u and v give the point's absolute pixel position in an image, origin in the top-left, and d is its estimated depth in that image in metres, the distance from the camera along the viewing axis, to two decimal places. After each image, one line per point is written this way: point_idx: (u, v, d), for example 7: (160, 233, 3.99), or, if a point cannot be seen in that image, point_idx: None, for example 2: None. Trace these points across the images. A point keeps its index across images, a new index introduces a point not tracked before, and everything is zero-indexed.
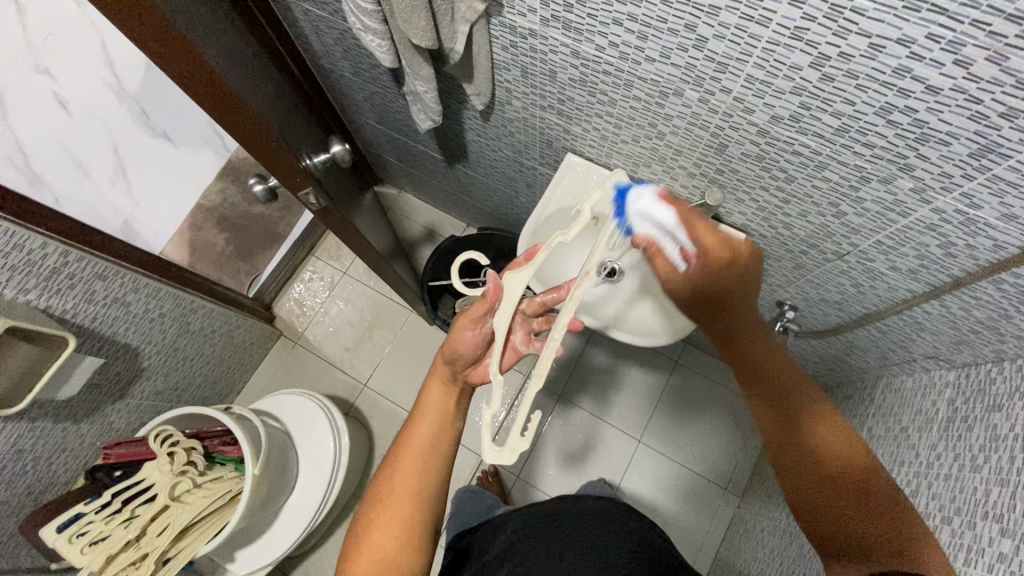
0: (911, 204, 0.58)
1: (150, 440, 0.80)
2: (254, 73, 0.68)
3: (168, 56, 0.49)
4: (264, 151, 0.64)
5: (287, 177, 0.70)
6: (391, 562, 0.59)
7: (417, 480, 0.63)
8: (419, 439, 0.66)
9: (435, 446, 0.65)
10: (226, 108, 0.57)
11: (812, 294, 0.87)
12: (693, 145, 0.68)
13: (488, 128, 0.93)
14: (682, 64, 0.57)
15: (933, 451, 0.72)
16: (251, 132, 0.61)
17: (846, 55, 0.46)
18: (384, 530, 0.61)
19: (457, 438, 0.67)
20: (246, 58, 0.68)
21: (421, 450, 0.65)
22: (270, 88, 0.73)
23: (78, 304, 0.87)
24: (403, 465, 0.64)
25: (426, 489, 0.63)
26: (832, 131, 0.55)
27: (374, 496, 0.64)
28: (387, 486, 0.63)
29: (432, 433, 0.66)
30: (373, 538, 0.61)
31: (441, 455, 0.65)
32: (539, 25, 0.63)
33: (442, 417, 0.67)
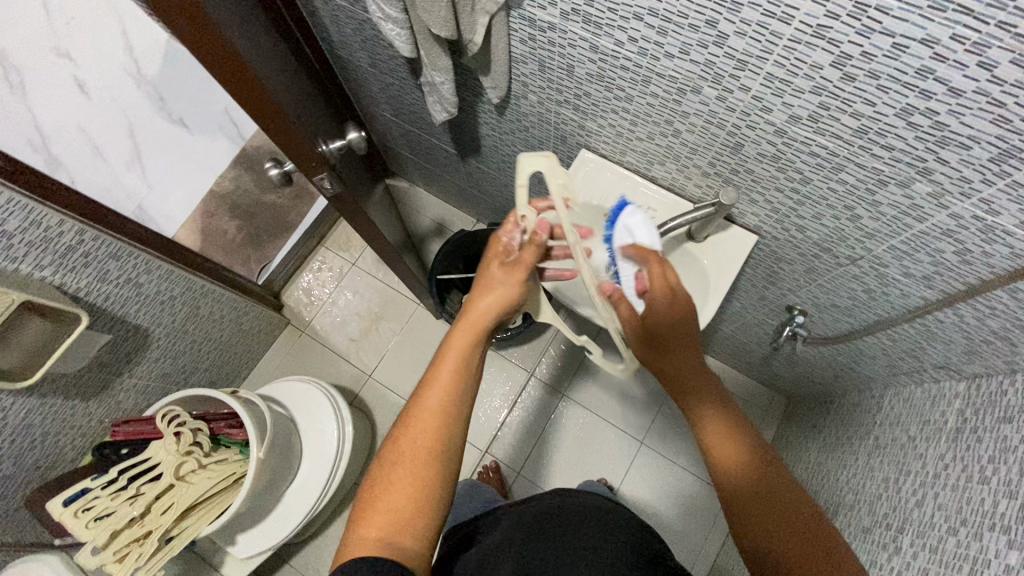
0: (929, 209, 0.57)
1: (157, 419, 0.81)
2: (273, 55, 0.68)
3: (192, 36, 0.49)
4: (283, 134, 0.65)
5: (303, 160, 0.70)
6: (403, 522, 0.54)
7: (437, 441, 0.58)
8: (438, 399, 0.60)
9: (455, 405, 0.61)
10: (248, 88, 0.58)
11: (823, 299, 0.86)
12: (709, 144, 0.68)
13: (503, 122, 0.93)
14: (702, 60, 0.57)
15: (941, 461, 0.72)
16: (271, 112, 0.62)
17: (868, 55, 0.46)
18: (400, 492, 0.55)
19: (474, 396, 0.63)
20: (267, 41, 0.68)
21: (440, 408, 0.60)
22: (288, 71, 0.74)
23: (92, 283, 0.88)
24: (422, 422, 0.59)
25: (446, 451, 0.59)
26: (851, 132, 0.54)
27: (386, 458, 0.58)
28: (405, 443, 0.58)
29: (451, 391, 0.61)
30: (387, 500, 0.55)
31: (460, 413, 0.61)
32: (559, 19, 0.63)
33: (463, 376, 0.62)
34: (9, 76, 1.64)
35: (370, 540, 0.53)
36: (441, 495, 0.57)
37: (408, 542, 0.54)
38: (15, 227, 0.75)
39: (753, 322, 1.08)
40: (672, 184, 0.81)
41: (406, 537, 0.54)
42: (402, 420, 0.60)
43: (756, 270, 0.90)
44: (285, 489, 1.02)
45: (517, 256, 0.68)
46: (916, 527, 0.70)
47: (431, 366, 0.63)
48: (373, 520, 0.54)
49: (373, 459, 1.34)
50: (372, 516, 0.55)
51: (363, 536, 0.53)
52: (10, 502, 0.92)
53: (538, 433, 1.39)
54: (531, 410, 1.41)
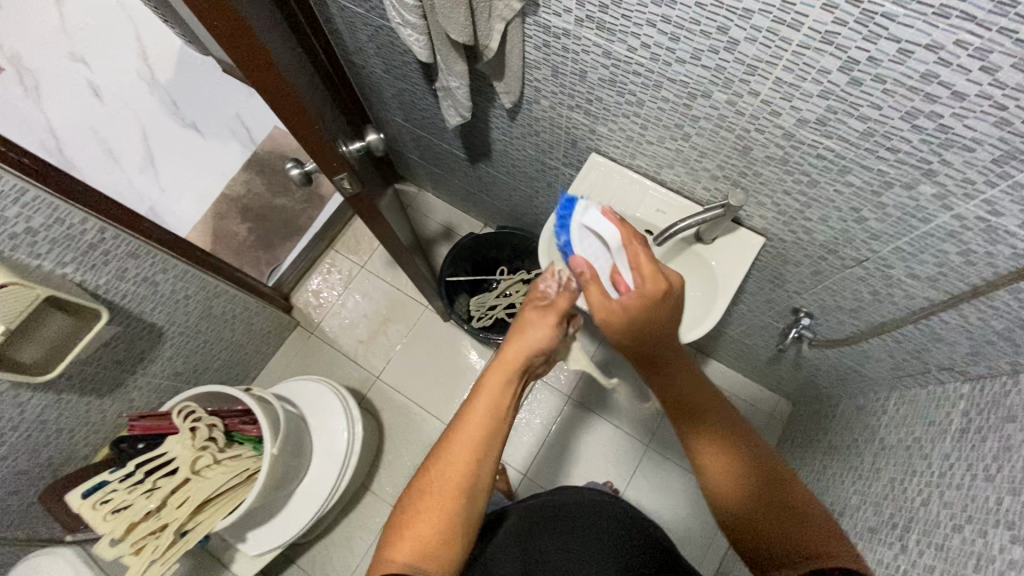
0: (933, 210, 0.59)
1: (173, 415, 0.82)
2: (293, 57, 0.70)
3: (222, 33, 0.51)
4: (305, 133, 0.67)
5: (324, 160, 0.72)
6: (431, 552, 0.56)
7: (468, 476, 0.59)
8: (471, 435, 0.61)
9: (488, 441, 0.61)
10: (273, 86, 0.60)
11: (829, 302, 0.88)
12: (718, 147, 0.70)
13: (515, 127, 0.95)
14: (712, 66, 0.59)
15: (946, 460, 0.73)
16: (295, 110, 0.64)
17: (875, 60, 0.48)
18: (428, 522, 0.57)
19: (508, 431, 0.63)
20: (288, 44, 0.70)
21: (471, 444, 0.60)
22: (308, 74, 0.76)
23: (110, 281, 0.90)
24: (454, 457, 0.60)
25: (475, 484, 0.59)
26: (857, 135, 0.56)
27: (418, 486, 0.60)
28: (435, 475, 0.59)
29: (484, 427, 0.61)
30: (416, 526, 0.57)
31: (492, 449, 0.61)
32: (573, 25, 0.65)
33: (496, 413, 0.62)
34: (25, 81, 1.68)
35: (398, 564, 0.55)
36: (468, 524, 0.59)
37: (434, 567, 0.55)
38: (40, 224, 0.77)
39: (758, 325, 1.10)
40: (681, 187, 0.83)
41: (432, 562, 0.56)
42: (436, 451, 0.61)
43: (763, 272, 0.91)
44: (296, 487, 1.03)
45: (553, 300, 0.66)
46: (923, 525, 0.71)
47: (466, 400, 0.63)
48: (402, 544, 0.57)
49: (380, 460, 1.34)
50: (402, 540, 0.57)
51: (393, 560, 0.56)
52: (23, 498, 0.93)
53: (542, 436, 1.41)
54: (538, 413, 1.43)
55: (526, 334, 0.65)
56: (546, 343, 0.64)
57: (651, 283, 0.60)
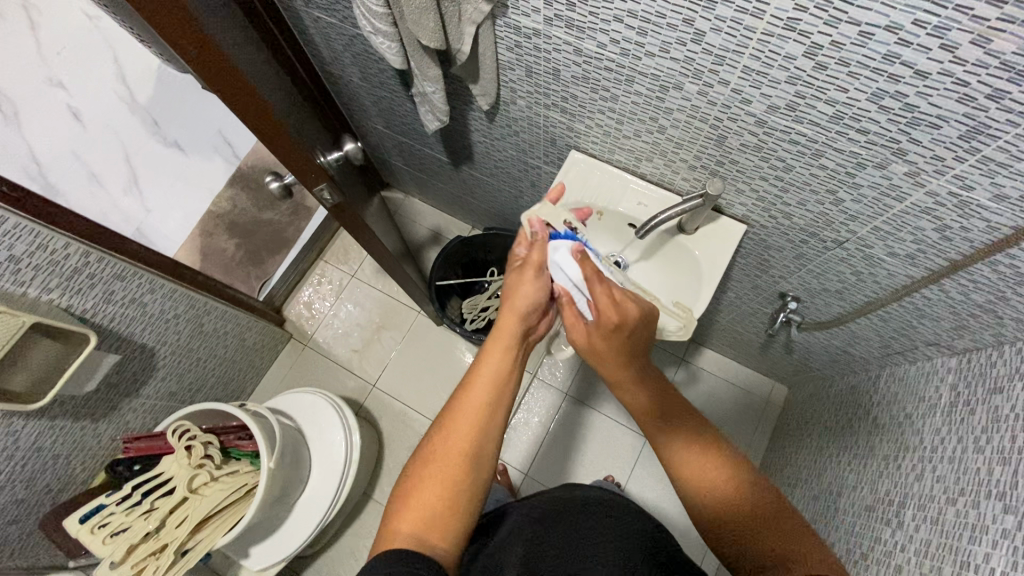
0: (906, 188, 0.59)
1: (168, 435, 0.81)
2: (263, 67, 0.70)
3: (174, 35, 0.50)
4: (277, 141, 0.66)
5: (303, 173, 0.72)
6: (436, 520, 0.56)
7: (472, 443, 0.61)
8: (474, 400, 0.63)
9: (491, 408, 0.63)
10: (239, 94, 0.59)
11: (813, 284, 0.88)
12: (693, 138, 0.70)
13: (494, 128, 0.96)
14: (681, 57, 0.59)
15: (937, 435, 0.75)
16: (263, 118, 0.63)
17: (837, 43, 0.48)
18: (433, 488, 0.58)
19: (509, 405, 0.65)
20: (257, 54, 0.70)
21: (475, 413, 0.62)
22: (280, 85, 0.75)
23: (97, 304, 0.89)
24: (458, 429, 0.61)
25: (478, 454, 0.61)
26: (827, 119, 0.56)
27: (422, 457, 0.61)
28: (442, 441, 0.61)
29: (488, 395, 0.64)
30: (420, 495, 0.58)
31: (496, 418, 0.63)
32: (543, 25, 0.66)
33: (500, 384, 0.64)
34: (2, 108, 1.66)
35: (402, 537, 0.55)
36: (471, 493, 0.59)
37: (439, 541, 0.55)
38: (22, 252, 0.76)
39: (748, 312, 1.11)
40: (661, 179, 0.83)
41: (437, 536, 0.56)
42: (441, 421, 0.63)
43: (748, 259, 0.92)
44: (296, 500, 1.03)
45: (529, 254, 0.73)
46: (917, 500, 0.73)
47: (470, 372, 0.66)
48: (406, 514, 0.57)
49: (380, 468, 1.35)
50: (406, 512, 0.57)
51: (397, 531, 0.55)
52: (24, 525, 0.93)
53: (541, 433, 1.41)
54: (536, 411, 1.43)
55: (522, 289, 0.71)
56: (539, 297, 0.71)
57: (605, 315, 0.66)
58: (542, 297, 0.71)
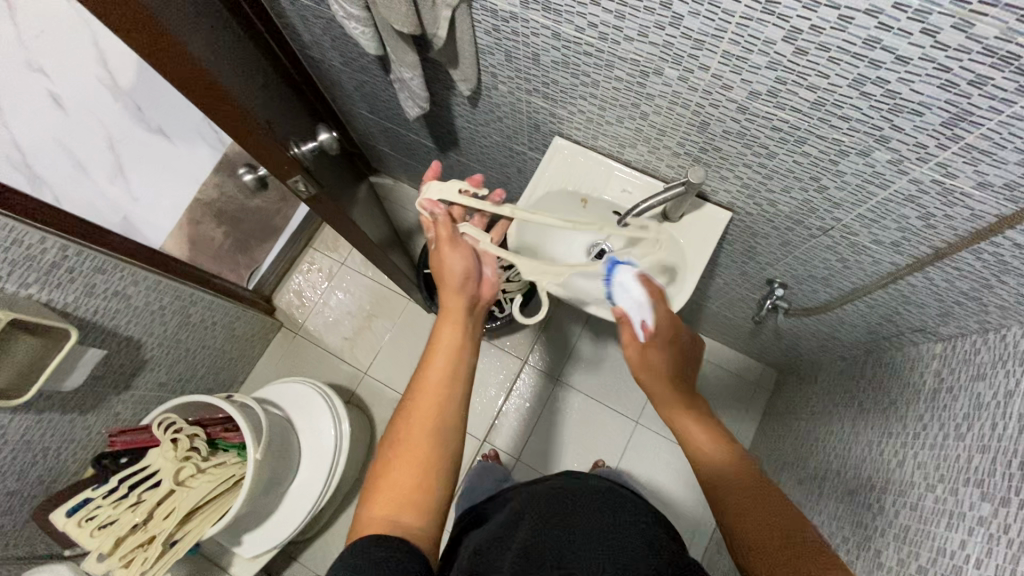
0: (889, 175, 0.58)
1: (154, 427, 0.81)
2: (232, 57, 0.68)
3: (120, 28, 0.49)
4: (245, 133, 0.65)
5: (275, 166, 0.71)
6: (409, 498, 0.57)
7: (437, 416, 0.62)
8: (434, 376, 0.65)
9: (450, 379, 0.65)
10: (198, 85, 0.57)
11: (800, 271, 0.87)
12: (676, 125, 0.69)
13: (477, 114, 0.94)
14: (660, 42, 0.57)
15: (920, 422, 0.75)
16: (228, 110, 0.62)
17: (817, 28, 0.47)
18: (404, 468, 0.58)
19: (468, 374, 0.67)
20: (226, 45, 0.68)
21: (437, 387, 0.64)
22: (252, 77, 0.74)
23: (79, 297, 0.88)
24: (421, 406, 0.63)
25: (443, 426, 0.62)
26: (809, 105, 0.55)
27: (390, 440, 0.62)
28: (406, 422, 0.62)
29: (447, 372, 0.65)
30: (391, 478, 0.58)
31: (457, 389, 0.65)
32: (520, 8, 0.63)
33: (457, 354, 0.67)
34: None
35: (378, 518, 0.55)
36: (443, 467, 0.60)
37: (412, 520, 0.55)
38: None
39: (737, 298, 1.10)
40: (645, 166, 0.82)
41: (410, 514, 0.56)
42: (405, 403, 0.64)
43: (734, 245, 0.91)
44: (287, 488, 1.04)
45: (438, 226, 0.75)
46: (898, 486, 0.74)
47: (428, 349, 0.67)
48: (380, 499, 0.57)
49: (372, 455, 1.36)
50: (378, 495, 0.57)
51: (372, 515, 0.56)
52: (16, 517, 0.94)
53: (534, 417, 1.42)
54: (528, 397, 1.44)
55: (445, 264, 0.73)
56: (465, 265, 0.73)
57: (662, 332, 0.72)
58: (470, 264, 0.73)
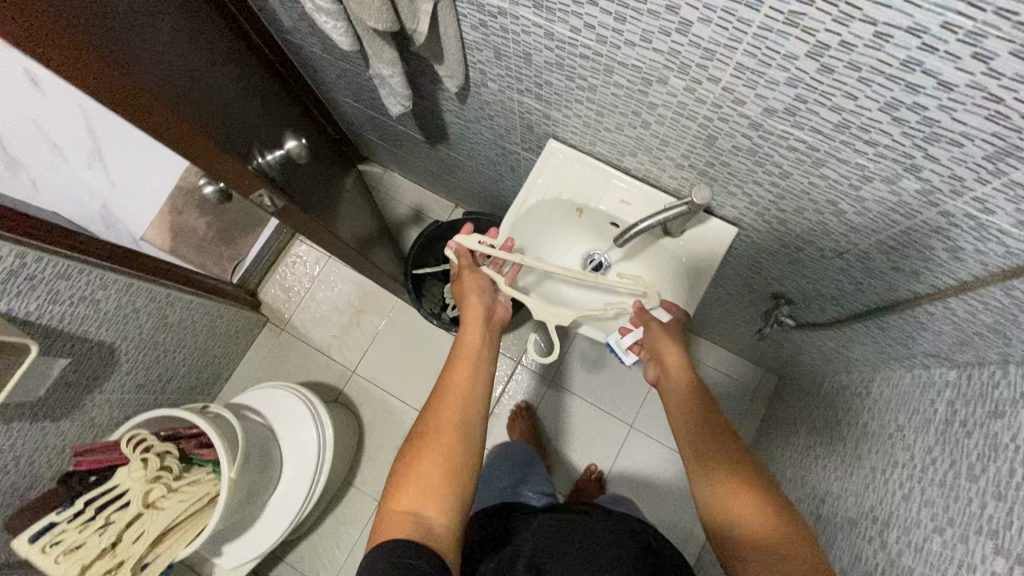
0: (917, 205, 0.52)
1: (122, 445, 0.78)
2: (179, 56, 0.59)
3: None
4: (187, 146, 0.57)
5: (237, 183, 0.65)
6: (436, 491, 0.59)
7: (462, 412, 0.66)
8: (458, 379, 0.69)
9: (473, 382, 0.69)
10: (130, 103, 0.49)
11: (808, 289, 0.82)
12: (680, 137, 0.62)
13: (466, 110, 0.86)
14: (666, 49, 0.50)
15: (929, 455, 0.71)
16: (164, 127, 0.54)
17: (847, 44, 0.40)
18: (430, 461, 0.61)
19: (489, 378, 0.71)
20: (173, 40, 0.59)
21: (461, 389, 0.68)
22: (208, 75, 0.65)
23: (42, 305, 0.83)
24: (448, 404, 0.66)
25: (467, 423, 0.65)
26: (831, 127, 0.48)
27: (416, 435, 0.64)
28: (433, 417, 0.65)
29: (468, 378, 0.69)
30: (417, 472, 0.61)
31: (479, 391, 0.69)
32: (508, 3, 0.56)
33: (477, 359, 0.72)
34: None
35: (405, 512, 0.58)
36: (467, 462, 0.63)
37: (436, 513, 0.58)
38: None
39: (739, 308, 1.05)
40: (646, 175, 0.75)
41: (436, 506, 0.59)
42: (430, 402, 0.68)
43: (739, 257, 0.85)
44: (269, 497, 1.01)
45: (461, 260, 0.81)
46: (903, 523, 0.70)
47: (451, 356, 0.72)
48: (405, 498, 0.59)
49: (361, 455, 1.33)
50: (405, 490, 0.59)
51: (400, 507, 0.58)
52: None
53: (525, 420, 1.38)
54: (520, 398, 1.40)
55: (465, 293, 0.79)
56: (484, 291, 0.78)
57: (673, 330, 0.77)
58: (488, 288, 0.79)
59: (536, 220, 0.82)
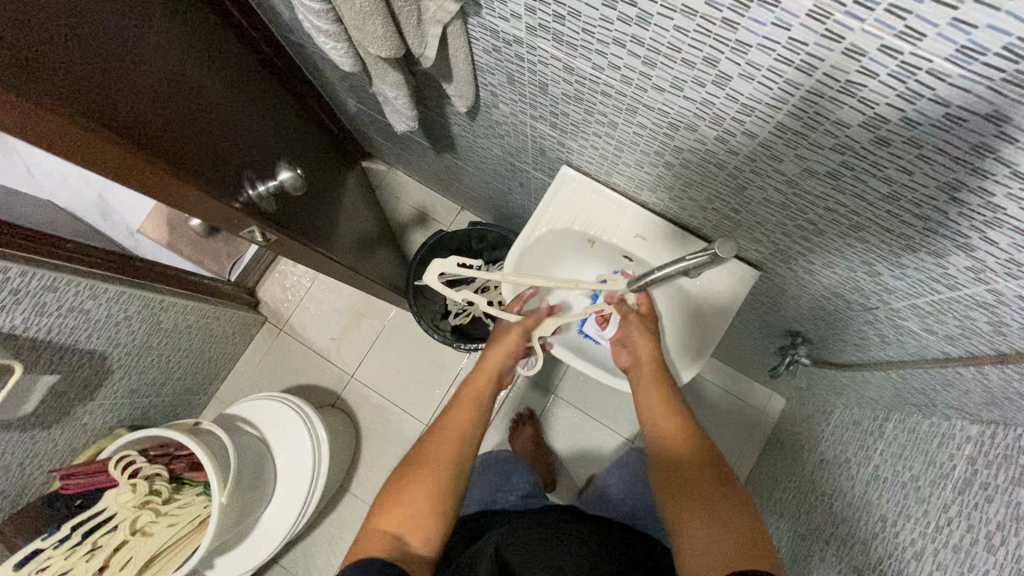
0: (963, 280, 0.47)
1: (109, 468, 0.76)
2: (150, 77, 0.53)
3: None
4: (160, 181, 0.52)
5: (224, 218, 0.61)
6: (418, 521, 0.58)
7: (459, 447, 0.64)
8: (462, 414, 0.67)
9: (475, 420, 0.67)
10: (76, 141, 0.43)
11: (829, 331, 0.78)
12: (706, 181, 0.57)
13: (476, 127, 0.81)
14: (698, 99, 0.45)
15: (945, 513, 0.67)
16: (118, 162, 0.47)
17: (911, 121, 0.35)
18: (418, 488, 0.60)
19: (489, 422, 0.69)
20: (144, 60, 0.53)
21: (462, 423, 0.66)
22: (189, 93, 0.60)
23: (28, 318, 0.79)
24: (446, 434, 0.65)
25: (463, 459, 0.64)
26: (878, 197, 0.44)
27: (411, 459, 0.63)
28: (431, 445, 0.64)
29: (472, 414, 0.68)
30: (405, 496, 0.60)
31: (478, 426, 0.67)
32: (525, 33, 0.50)
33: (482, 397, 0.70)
34: None
35: (385, 532, 0.57)
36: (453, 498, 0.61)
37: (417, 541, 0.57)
38: None
39: (752, 336, 1.02)
40: (665, 211, 0.71)
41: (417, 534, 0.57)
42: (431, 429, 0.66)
43: (756, 292, 0.81)
44: (261, 512, 0.99)
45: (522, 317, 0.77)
46: None
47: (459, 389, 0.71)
48: (388, 518, 0.58)
49: (357, 461, 1.32)
50: (389, 511, 0.58)
51: (380, 528, 0.57)
52: None
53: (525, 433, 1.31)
54: (518, 406, 1.35)
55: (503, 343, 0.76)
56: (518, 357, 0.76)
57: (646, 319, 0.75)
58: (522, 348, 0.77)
59: (542, 251, 0.79)
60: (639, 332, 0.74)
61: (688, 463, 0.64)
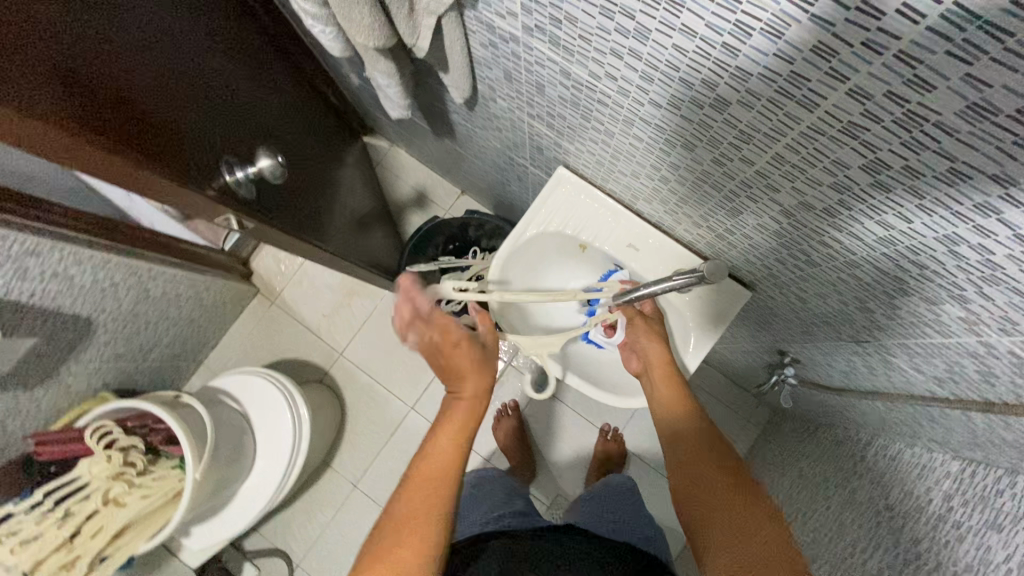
0: (955, 329, 0.45)
1: (87, 438, 0.76)
2: (123, 54, 0.51)
3: None
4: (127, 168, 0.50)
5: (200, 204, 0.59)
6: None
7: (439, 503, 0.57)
8: (434, 465, 0.59)
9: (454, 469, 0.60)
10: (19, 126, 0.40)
11: (819, 356, 0.77)
12: (703, 199, 0.55)
13: (474, 117, 0.78)
14: (696, 119, 0.43)
15: None
16: (69, 148, 0.45)
17: (912, 170, 0.33)
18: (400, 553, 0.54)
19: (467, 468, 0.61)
20: (118, 36, 0.50)
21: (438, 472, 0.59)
22: (167, 70, 0.57)
23: (9, 281, 0.78)
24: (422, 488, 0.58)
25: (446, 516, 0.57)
26: (875, 238, 0.42)
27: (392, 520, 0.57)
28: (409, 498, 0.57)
29: (448, 459, 0.60)
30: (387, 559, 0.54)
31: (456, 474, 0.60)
32: (521, 33, 0.47)
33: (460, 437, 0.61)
34: None
35: None
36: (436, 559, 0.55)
37: None
38: None
39: (743, 349, 1.00)
40: (659, 221, 0.69)
41: None
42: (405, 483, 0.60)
43: (749, 308, 0.79)
44: (239, 486, 1.00)
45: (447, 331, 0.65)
46: None
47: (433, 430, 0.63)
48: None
49: (341, 437, 1.33)
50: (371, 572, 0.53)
51: None
52: None
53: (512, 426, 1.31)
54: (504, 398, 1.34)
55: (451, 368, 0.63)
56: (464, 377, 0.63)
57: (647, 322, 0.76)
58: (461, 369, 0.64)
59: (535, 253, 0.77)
60: (646, 335, 0.74)
61: (708, 478, 0.61)
